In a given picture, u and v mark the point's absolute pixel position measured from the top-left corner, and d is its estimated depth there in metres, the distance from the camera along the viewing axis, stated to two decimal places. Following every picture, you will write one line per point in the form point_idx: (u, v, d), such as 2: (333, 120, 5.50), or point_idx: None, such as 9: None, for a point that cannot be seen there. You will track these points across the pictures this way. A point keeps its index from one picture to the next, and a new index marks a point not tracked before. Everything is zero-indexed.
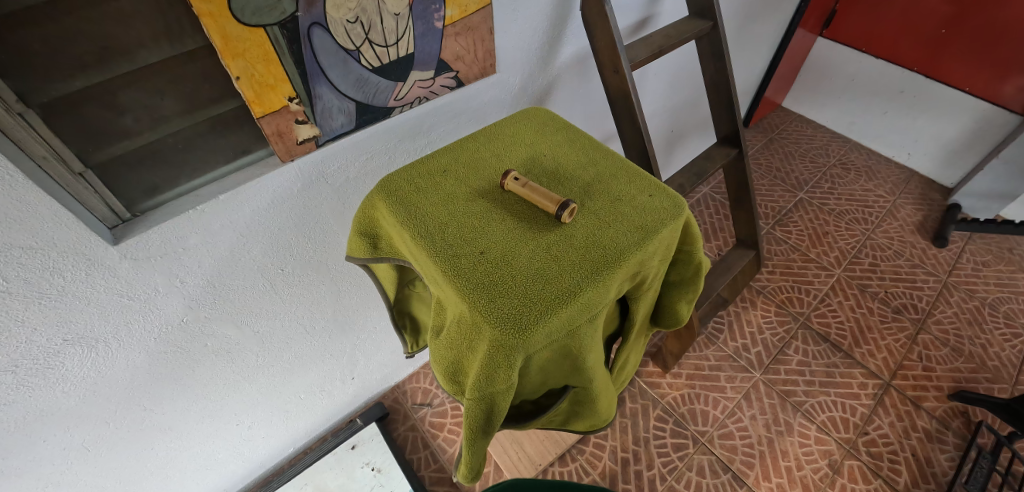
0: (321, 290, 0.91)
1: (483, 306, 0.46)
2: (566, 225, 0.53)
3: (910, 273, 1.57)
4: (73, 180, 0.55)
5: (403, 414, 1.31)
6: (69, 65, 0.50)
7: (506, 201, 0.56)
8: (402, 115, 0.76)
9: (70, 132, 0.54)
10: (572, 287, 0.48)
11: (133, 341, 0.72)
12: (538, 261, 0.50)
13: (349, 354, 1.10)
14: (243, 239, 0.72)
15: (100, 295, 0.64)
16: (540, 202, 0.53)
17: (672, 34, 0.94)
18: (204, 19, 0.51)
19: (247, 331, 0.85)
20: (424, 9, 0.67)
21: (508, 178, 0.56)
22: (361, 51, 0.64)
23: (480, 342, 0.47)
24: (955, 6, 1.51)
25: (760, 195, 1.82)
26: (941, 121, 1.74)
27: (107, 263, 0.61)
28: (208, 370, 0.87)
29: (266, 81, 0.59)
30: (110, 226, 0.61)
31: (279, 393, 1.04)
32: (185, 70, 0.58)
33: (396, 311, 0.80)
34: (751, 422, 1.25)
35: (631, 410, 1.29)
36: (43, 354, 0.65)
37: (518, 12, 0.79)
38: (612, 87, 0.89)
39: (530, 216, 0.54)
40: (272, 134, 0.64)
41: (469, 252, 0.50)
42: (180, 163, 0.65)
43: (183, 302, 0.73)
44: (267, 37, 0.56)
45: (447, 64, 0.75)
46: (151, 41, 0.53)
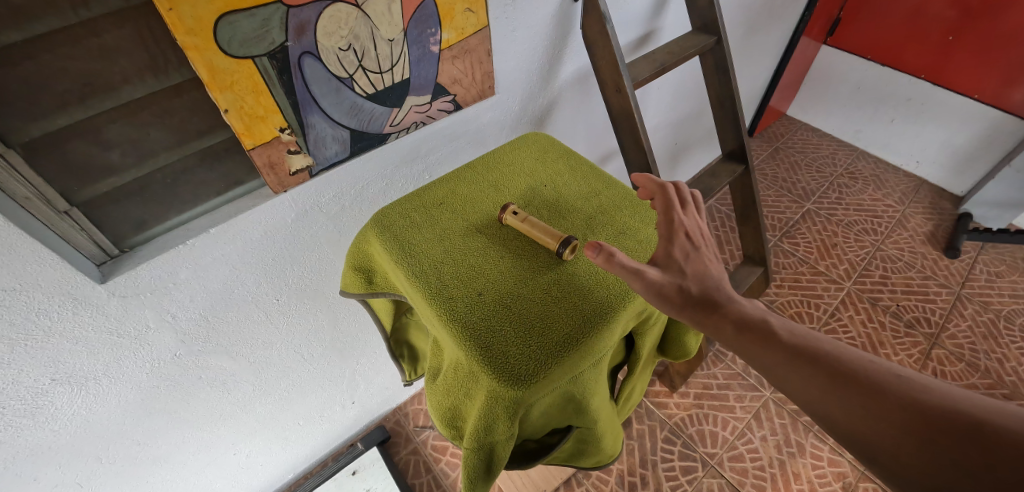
0: (318, 318, 0.89)
1: (480, 355, 0.44)
2: (567, 263, 0.51)
3: (921, 285, 1.54)
4: (58, 218, 0.53)
5: (405, 437, 1.28)
6: (51, 103, 0.49)
7: (504, 235, 0.54)
8: (399, 140, 0.74)
9: (52, 170, 0.52)
10: (574, 334, 0.46)
11: (125, 377, 0.70)
12: (538, 304, 0.48)
13: (349, 378, 1.08)
14: (235, 272, 0.70)
15: (88, 333, 0.62)
16: (541, 238, 0.51)
17: (675, 50, 0.92)
18: (190, 53, 0.49)
19: (242, 361, 0.83)
20: (419, 34, 0.65)
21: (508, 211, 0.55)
22: (355, 78, 0.62)
23: (478, 391, 0.45)
24: (960, 11, 1.48)
25: (767, 206, 1.78)
26: (950, 129, 1.71)
27: (94, 301, 0.59)
28: (203, 402, 0.84)
29: (256, 112, 0.57)
30: (97, 263, 0.59)
31: (276, 421, 1.01)
32: (172, 103, 0.56)
33: (393, 340, 0.77)
34: (761, 443, 1.21)
35: (638, 431, 1.25)
36: (31, 394, 0.63)
37: (517, 33, 0.77)
38: (614, 106, 0.87)
39: (531, 252, 0.53)
40: (263, 166, 0.62)
41: (466, 294, 0.48)
42: (170, 196, 0.63)
43: (175, 336, 0.71)
44: (256, 68, 0.54)
45: (444, 88, 0.73)
46: (135, 75, 0.52)
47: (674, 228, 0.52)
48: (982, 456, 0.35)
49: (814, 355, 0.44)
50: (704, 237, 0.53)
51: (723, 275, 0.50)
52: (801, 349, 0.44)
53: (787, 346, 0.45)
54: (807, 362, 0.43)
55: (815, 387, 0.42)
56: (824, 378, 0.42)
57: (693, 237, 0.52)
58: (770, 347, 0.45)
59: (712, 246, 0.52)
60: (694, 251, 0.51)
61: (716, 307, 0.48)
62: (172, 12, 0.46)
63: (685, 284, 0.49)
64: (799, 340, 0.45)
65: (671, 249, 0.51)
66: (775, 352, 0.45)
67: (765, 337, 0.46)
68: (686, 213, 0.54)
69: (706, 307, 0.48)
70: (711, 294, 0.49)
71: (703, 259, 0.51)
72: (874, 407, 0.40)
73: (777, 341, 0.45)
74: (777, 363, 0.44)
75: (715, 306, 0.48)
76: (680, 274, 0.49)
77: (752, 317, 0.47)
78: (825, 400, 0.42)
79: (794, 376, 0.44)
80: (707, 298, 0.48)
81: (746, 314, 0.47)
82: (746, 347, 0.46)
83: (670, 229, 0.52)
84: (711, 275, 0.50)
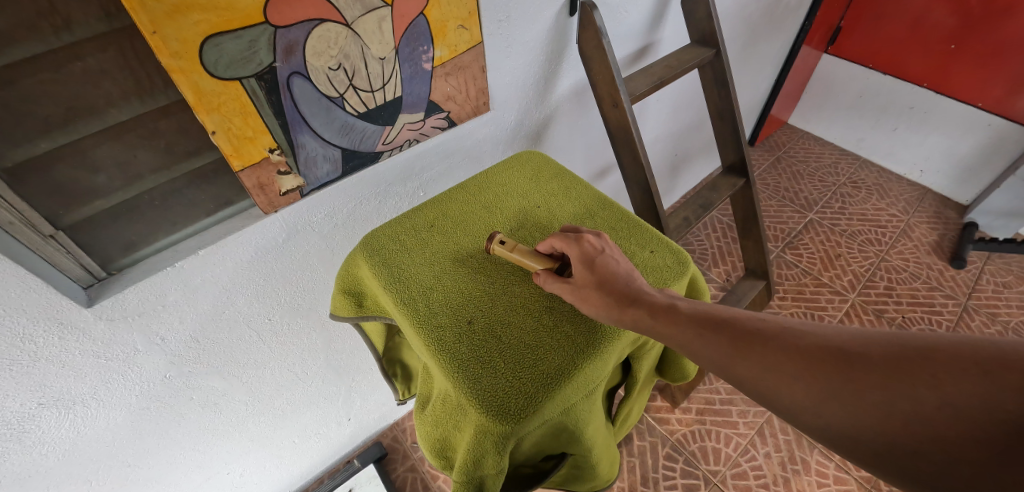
0: (312, 337, 0.87)
1: (469, 388, 0.45)
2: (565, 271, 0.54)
3: (927, 296, 1.51)
4: (43, 243, 0.51)
5: (403, 454, 1.26)
6: (34, 128, 0.48)
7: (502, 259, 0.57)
8: (392, 158, 0.73)
9: (36, 194, 0.51)
10: (565, 366, 0.47)
11: (114, 401, 0.68)
12: (528, 334, 0.50)
13: (345, 395, 1.06)
14: (226, 293, 0.68)
15: (76, 358, 0.60)
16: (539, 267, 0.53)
17: (674, 63, 0.91)
18: (174, 75, 0.48)
19: (235, 381, 0.81)
20: (411, 52, 0.64)
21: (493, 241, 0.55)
22: (346, 98, 0.61)
23: (467, 423, 0.46)
24: (960, 19, 1.47)
25: (769, 217, 1.76)
26: (954, 138, 1.69)
27: (80, 325, 0.57)
28: (194, 423, 0.82)
29: (245, 133, 0.56)
30: (84, 286, 0.57)
31: (271, 439, 1.00)
32: (159, 126, 0.55)
33: (386, 360, 0.76)
34: (766, 460, 1.19)
35: (639, 448, 1.23)
36: (17, 419, 0.61)
37: (512, 49, 0.76)
38: (611, 121, 0.86)
39: (523, 282, 0.55)
40: (253, 187, 0.61)
41: (457, 323, 0.51)
42: (157, 217, 0.62)
43: (164, 358, 0.69)
44: (243, 90, 0.53)
45: (437, 105, 0.73)
46: (120, 98, 0.51)
47: (580, 239, 0.53)
48: (865, 386, 0.36)
49: (718, 325, 0.44)
50: (608, 244, 0.54)
51: (626, 267, 0.52)
52: (705, 323, 0.45)
53: (692, 322, 0.45)
54: (712, 334, 0.44)
55: (723, 356, 0.43)
56: (731, 345, 0.43)
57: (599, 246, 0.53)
58: (679, 327, 0.45)
59: (616, 250, 0.53)
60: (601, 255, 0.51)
61: (628, 300, 0.48)
62: (156, 35, 0.45)
63: (599, 287, 0.49)
64: (703, 315, 0.46)
65: (581, 255, 0.51)
66: (684, 331, 0.45)
67: (675, 319, 0.46)
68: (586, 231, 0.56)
69: (620, 302, 0.48)
70: (619, 289, 0.49)
71: (609, 257, 0.52)
72: (776, 363, 0.40)
73: (684, 318, 0.45)
74: (686, 340, 0.45)
75: (627, 299, 0.48)
76: (593, 283, 0.49)
77: (656, 300, 0.48)
78: (737, 367, 0.42)
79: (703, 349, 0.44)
80: (618, 294, 0.48)
81: (649, 297, 0.48)
82: (660, 332, 0.46)
83: (575, 244, 0.52)
84: (617, 269, 0.50)
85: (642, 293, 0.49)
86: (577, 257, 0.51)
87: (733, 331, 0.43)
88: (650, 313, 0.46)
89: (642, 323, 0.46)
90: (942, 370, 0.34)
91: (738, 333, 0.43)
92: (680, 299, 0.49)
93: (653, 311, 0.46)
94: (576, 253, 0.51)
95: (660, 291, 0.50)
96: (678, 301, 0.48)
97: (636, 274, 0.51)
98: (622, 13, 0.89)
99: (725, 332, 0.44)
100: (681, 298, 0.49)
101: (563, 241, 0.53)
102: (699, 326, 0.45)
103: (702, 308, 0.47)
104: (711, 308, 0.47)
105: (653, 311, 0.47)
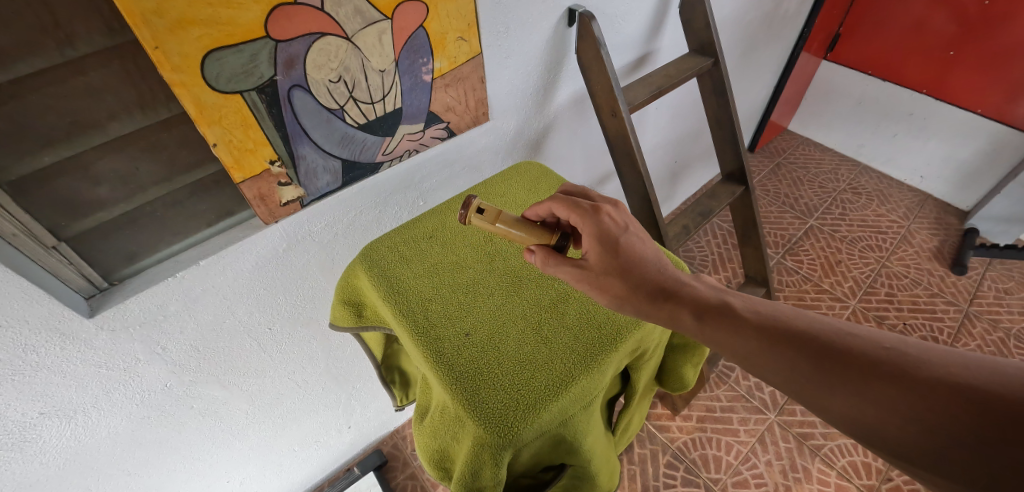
0: (313, 346, 0.88)
1: (466, 400, 0.47)
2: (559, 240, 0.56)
3: (929, 302, 1.51)
4: (45, 253, 0.52)
5: (403, 462, 1.25)
6: (38, 142, 0.49)
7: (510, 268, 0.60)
8: (391, 169, 0.74)
9: (39, 207, 0.52)
10: (562, 378, 0.49)
11: (115, 409, 0.68)
12: (525, 347, 0.52)
13: (345, 403, 1.06)
14: (227, 303, 0.69)
15: (77, 368, 0.60)
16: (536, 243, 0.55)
17: (672, 72, 0.91)
18: (176, 89, 0.49)
19: (236, 390, 0.81)
20: (411, 64, 0.65)
21: (471, 213, 0.54)
22: (346, 109, 0.62)
23: (463, 435, 0.47)
24: (961, 26, 1.47)
25: (769, 223, 1.77)
26: (954, 144, 1.69)
27: (82, 336, 0.58)
28: (194, 432, 0.82)
29: (246, 145, 0.57)
30: (86, 297, 0.58)
31: (271, 447, 1.00)
32: (161, 138, 0.56)
33: (385, 367, 0.76)
34: (767, 468, 1.18)
35: (640, 456, 1.23)
36: (18, 428, 0.61)
37: (511, 60, 0.77)
38: (610, 130, 0.86)
39: (516, 295, 0.57)
40: (253, 198, 0.62)
41: (455, 335, 0.53)
42: (159, 228, 0.62)
43: (165, 368, 0.69)
44: (244, 103, 0.54)
45: (437, 116, 0.73)
46: (123, 112, 0.52)
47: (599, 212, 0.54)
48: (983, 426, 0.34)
49: (769, 327, 0.46)
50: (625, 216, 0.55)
51: (647, 247, 0.54)
52: (758, 324, 0.46)
53: (742, 322, 0.47)
54: (761, 336, 0.45)
55: (766, 356, 0.44)
56: (780, 348, 0.44)
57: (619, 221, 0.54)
58: (728, 326, 0.47)
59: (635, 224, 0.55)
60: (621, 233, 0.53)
61: (665, 296, 0.50)
62: (158, 50, 0.46)
63: (622, 274, 0.52)
64: (759, 317, 0.47)
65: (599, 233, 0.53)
66: (732, 329, 0.47)
67: (725, 317, 0.48)
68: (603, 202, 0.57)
69: (650, 298, 0.50)
70: (649, 281, 0.51)
71: (631, 235, 0.54)
72: (827, 370, 0.41)
73: (751, 332, 0.46)
74: (733, 338, 0.46)
75: (664, 294, 0.51)
76: (616, 268, 0.52)
77: (707, 298, 0.50)
78: (778, 369, 0.43)
79: (749, 348, 0.45)
80: (657, 288, 0.51)
81: (700, 295, 0.50)
82: (702, 331, 0.48)
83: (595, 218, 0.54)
84: (639, 252, 0.53)
85: (684, 287, 0.51)
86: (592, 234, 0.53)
87: (784, 334, 0.45)
88: (694, 311, 0.49)
89: (681, 321, 0.49)
90: (1012, 399, 0.34)
91: (790, 337, 0.44)
92: (732, 295, 0.50)
93: (696, 311, 0.49)
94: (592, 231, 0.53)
95: (711, 287, 0.52)
96: (730, 298, 0.50)
97: (667, 262, 0.53)
98: (620, 24, 0.89)
99: (776, 334, 0.45)
100: (733, 295, 0.50)
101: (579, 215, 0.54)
102: (749, 327, 0.46)
103: (756, 308, 0.48)
104: (767, 308, 0.48)
105: (700, 309, 0.49)
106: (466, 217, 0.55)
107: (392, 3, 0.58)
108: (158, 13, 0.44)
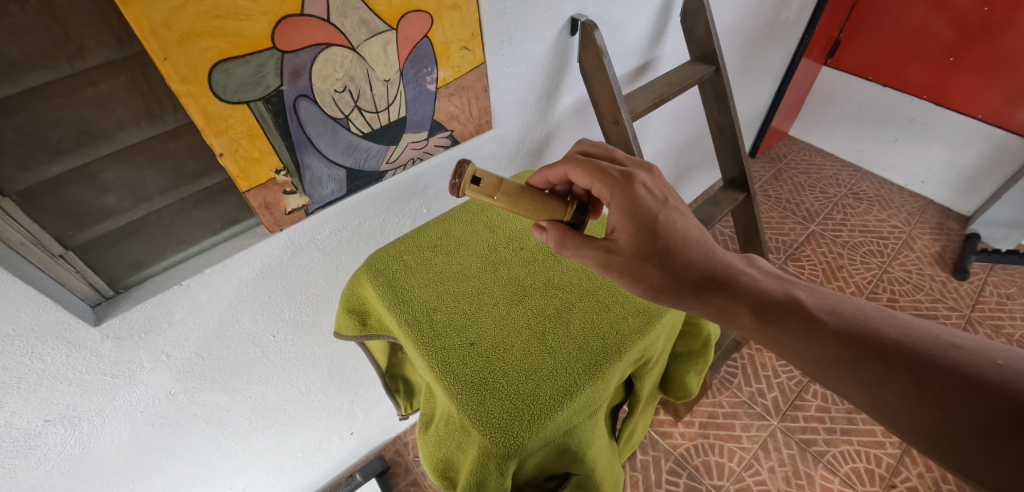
0: (316, 353, 0.88)
1: (471, 410, 0.47)
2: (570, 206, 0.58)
3: (931, 308, 1.51)
4: (52, 262, 0.52)
5: (404, 468, 1.25)
6: (47, 152, 0.49)
7: (513, 277, 0.61)
8: (396, 177, 0.74)
9: (46, 216, 0.52)
10: (568, 387, 0.49)
11: (119, 417, 0.68)
12: (530, 356, 0.52)
13: (347, 410, 1.06)
14: (231, 310, 0.69)
15: (83, 375, 0.60)
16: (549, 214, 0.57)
17: (674, 80, 0.92)
18: (184, 100, 0.49)
19: (239, 397, 0.81)
20: (415, 73, 0.66)
21: (466, 184, 0.51)
22: (350, 119, 0.62)
23: (469, 444, 0.48)
24: (960, 32, 1.47)
25: (770, 228, 1.77)
26: (955, 149, 1.70)
27: (88, 344, 0.58)
28: (196, 440, 0.82)
29: (252, 155, 0.57)
30: (92, 304, 0.58)
31: (273, 454, 1.00)
32: (167, 147, 0.56)
33: (389, 376, 0.76)
34: (769, 475, 1.18)
35: (642, 462, 1.22)
36: (23, 435, 0.61)
37: (514, 69, 0.78)
38: (612, 138, 0.87)
39: (520, 304, 0.58)
40: (259, 207, 0.62)
41: (459, 343, 0.53)
42: (164, 237, 0.62)
43: (170, 375, 0.69)
44: (250, 113, 0.54)
45: (441, 124, 0.74)
46: (131, 122, 0.52)
47: (631, 182, 0.55)
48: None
49: (848, 332, 0.45)
50: (658, 184, 0.57)
51: (688, 223, 0.55)
52: (837, 329, 0.45)
53: (817, 323, 0.46)
54: (840, 343, 0.44)
55: (843, 366, 0.44)
56: (860, 358, 0.43)
57: (654, 191, 0.56)
58: (800, 330, 0.46)
59: (670, 193, 0.57)
60: (656, 206, 0.55)
61: (716, 287, 0.51)
62: (166, 62, 0.46)
63: (662, 263, 0.53)
64: (837, 320, 0.46)
65: (631, 204, 0.54)
66: (805, 333, 0.46)
67: (798, 319, 0.47)
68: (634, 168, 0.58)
69: (694, 284, 0.52)
70: (692, 263, 0.53)
71: (669, 209, 0.55)
72: (917, 384, 0.41)
73: (819, 327, 0.46)
74: (806, 343, 0.46)
75: (713, 284, 0.51)
76: (657, 253, 0.53)
77: (774, 295, 0.50)
78: (856, 382, 0.43)
79: (825, 356, 0.45)
80: (706, 277, 0.52)
81: (764, 290, 0.50)
82: (762, 330, 0.49)
83: (628, 187, 0.55)
84: (678, 226, 0.54)
85: (740, 278, 0.51)
86: (622, 205, 0.54)
87: (866, 341, 0.44)
88: (755, 311, 0.49)
89: (740, 319, 0.50)
90: None
91: (872, 344, 0.43)
92: (799, 289, 0.50)
93: (755, 310, 0.49)
94: (622, 201, 0.54)
95: (776, 279, 0.51)
96: (800, 295, 0.49)
97: (712, 242, 0.55)
98: (621, 32, 0.90)
99: (856, 341, 0.44)
100: (802, 290, 0.50)
101: (608, 185, 0.56)
102: (826, 332, 0.45)
103: (832, 308, 0.47)
104: (845, 309, 0.47)
105: (763, 308, 0.49)
106: (460, 188, 0.52)
107: (397, 14, 0.59)
108: (167, 26, 0.44)
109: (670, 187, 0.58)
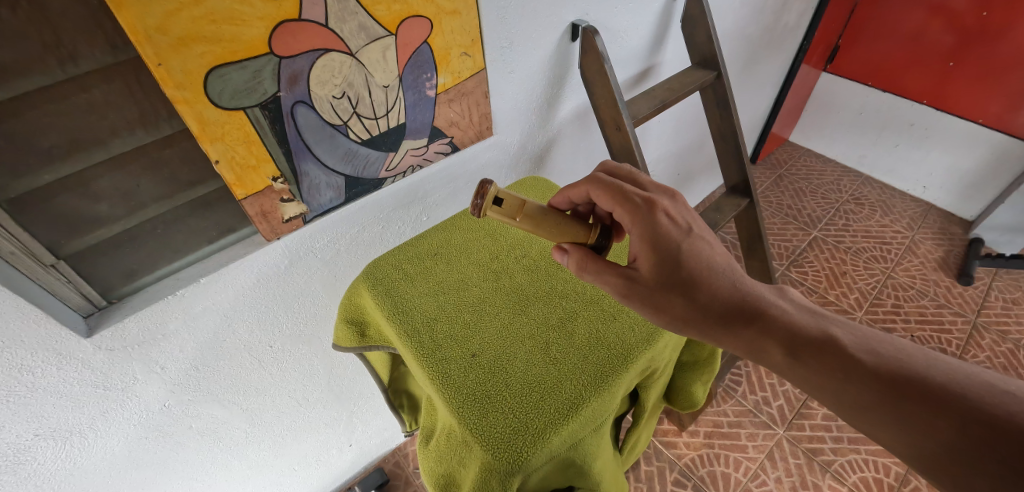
0: (315, 363, 0.86)
1: (474, 423, 0.46)
2: (594, 229, 0.56)
3: (936, 313, 1.49)
4: (44, 272, 0.51)
5: (405, 480, 1.23)
6: (37, 160, 0.48)
7: (516, 286, 0.60)
8: (395, 184, 0.73)
9: (38, 225, 0.51)
10: (573, 400, 0.48)
11: (112, 430, 0.66)
12: (534, 368, 0.51)
13: (346, 421, 1.04)
14: (228, 321, 0.68)
15: (73, 387, 0.58)
16: (572, 234, 0.55)
17: (675, 85, 0.91)
18: (178, 106, 0.48)
19: (235, 409, 0.80)
20: (414, 79, 0.65)
21: (488, 204, 0.49)
22: (349, 125, 0.61)
23: (471, 459, 0.46)
24: (958, 36, 1.48)
25: (772, 235, 1.75)
26: (956, 154, 1.69)
27: (79, 356, 0.56)
28: (191, 453, 0.80)
29: (248, 162, 0.56)
30: (84, 315, 0.56)
31: (271, 466, 0.97)
32: (163, 154, 0.55)
33: (392, 391, 0.74)
34: (776, 485, 1.16)
35: (647, 473, 1.20)
36: (12, 450, 0.59)
37: (514, 74, 0.77)
38: (613, 143, 0.86)
39: (523, 313, 0.57)
40: (256, 215, 0.61)
41: (460, 355, 0.52)
42: (158, 245, 0.61)
43: (164, 387, 0.68)
44: (247, 119, 0.53)
45: (441, 131, 0.73)
46: (124, 128, 0.51)
47: (654, 209, 0.53)
48: None
49: (889, 374, 0.44)
50: (680, 210, 0.55)
51: (713, 250, 0.54)
52: (877, 371, 0.44)
53: (856, 363, 0.45)
54: (880, 387, 0.43)
55: (883, 410, 0.42)
56: (905, 404, 0.42)
57: (677, 218, 0.54)
58: (836, 370, 0.45)
59: (693, 218, 0.55)
60: (680, 234, 0.53)
61: (745, 320, 0.50)
62: (161, 67, 0.45)
63: (684, 295, 0.51)
64: (877, 361, 0.45)
65: (653, 232, 0.52)
66: (842, 374, 0.45)
67: (834, 357, 0.46)
68: (657, 194, 0.57)
69: (720, 315, 0.51)
70: (718, 292, 0.51)
71: (693, 237, 0.54)
72: (968, 436, 0.39)
73: (856, 370, 0.45)
74: (843, 385, 0.45)
75: (743, 316, 0.50)
76: (680, 277, 0.52)
77: (807, 331, 0.48)
78: (897, 429, 0.42)
79: (863, 398, 0.44)
80: (732, 308, 0.51)
81: (797, 325, 0.49)
82: (794, 368, 0.47)
83: (649, 216, 0.53)
84: (703, 255, 0.53)
85: (770, 311, 0.50)
86: (643, 233, 0.53)
87: (909, 386, 0.42)
88: (786, 348, 0.48)
89: (770, 354, 0.48)
90: None
91: (915, 389, 0.42)
92: (834, 325, 0.49)
93: (787, 345, 0.48)
94: (644, 228, 0.53)
95: (809, 314, 0.50)
96: (837, 332, 0.48)
97: (739, 272, 0.53)
98: (623, 38, 0.90)
99: (895, 385, 0.43)
100: (838, 328, 0.48)
101: (630, 212, 0.54)
102: (864, 373, 0.44)
103: (871, 347, 0.46)
104: (886, 350, 0.45)
105: (794, 344, 0.48)
106: (481, 208, 0.49)
107: (397, 19, 0.58)
108: (162, 30, 0.44)
109: (696, 215, 0.56)
